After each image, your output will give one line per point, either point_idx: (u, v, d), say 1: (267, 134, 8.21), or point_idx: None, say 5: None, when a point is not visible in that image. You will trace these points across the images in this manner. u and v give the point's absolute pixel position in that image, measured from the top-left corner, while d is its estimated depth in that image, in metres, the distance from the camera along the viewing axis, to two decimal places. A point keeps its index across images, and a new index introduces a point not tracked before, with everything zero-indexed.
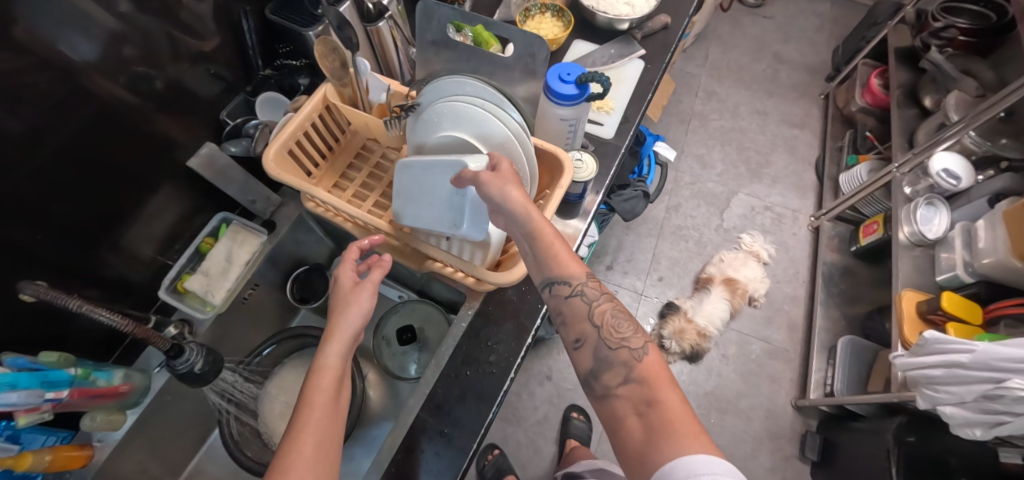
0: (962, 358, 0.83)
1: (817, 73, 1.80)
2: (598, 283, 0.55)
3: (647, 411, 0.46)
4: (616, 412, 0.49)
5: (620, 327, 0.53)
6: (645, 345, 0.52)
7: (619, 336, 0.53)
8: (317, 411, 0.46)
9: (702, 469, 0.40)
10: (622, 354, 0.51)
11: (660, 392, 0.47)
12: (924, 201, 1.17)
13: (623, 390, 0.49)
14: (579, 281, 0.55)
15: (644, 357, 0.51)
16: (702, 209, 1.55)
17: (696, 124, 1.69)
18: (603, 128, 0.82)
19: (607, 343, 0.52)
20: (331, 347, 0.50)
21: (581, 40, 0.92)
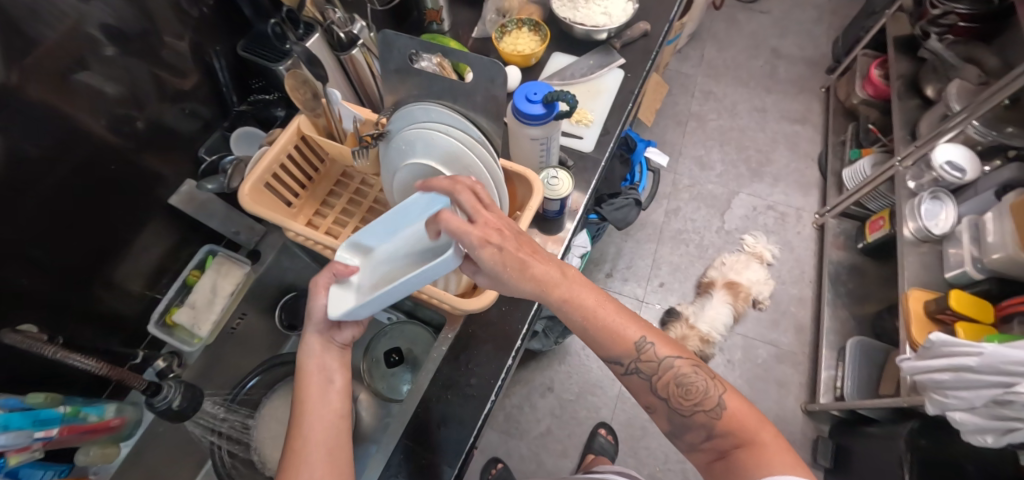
0: (969, 362, 0.80)
1: (817, 67, 1.76)
2: (652, 348, 0.57)
3: (733, 454, 0.54)
4: (707, 461, 0.57)
5: (688, 394, 0.56)
6: (721, 396, 0.56)
7: (688, 402, 0.56)
8: (309, 410, 0.51)
9: None
10: (697, 418, 0.56)
11: (748, 439, 0.53)
12: (929, 195, 1.13)
13: (706, 444, 0.57)
14: (634, 359, 0.57)
15: (723, 413, 0.55)
16: (702, 212, 1.52)
17: (693, 125, 1.67)
18: (582, 141, 0.82)
19: (677, 410, 0.57)
20: (308, 347, 0.53)
21: (560, 53, 0.92)
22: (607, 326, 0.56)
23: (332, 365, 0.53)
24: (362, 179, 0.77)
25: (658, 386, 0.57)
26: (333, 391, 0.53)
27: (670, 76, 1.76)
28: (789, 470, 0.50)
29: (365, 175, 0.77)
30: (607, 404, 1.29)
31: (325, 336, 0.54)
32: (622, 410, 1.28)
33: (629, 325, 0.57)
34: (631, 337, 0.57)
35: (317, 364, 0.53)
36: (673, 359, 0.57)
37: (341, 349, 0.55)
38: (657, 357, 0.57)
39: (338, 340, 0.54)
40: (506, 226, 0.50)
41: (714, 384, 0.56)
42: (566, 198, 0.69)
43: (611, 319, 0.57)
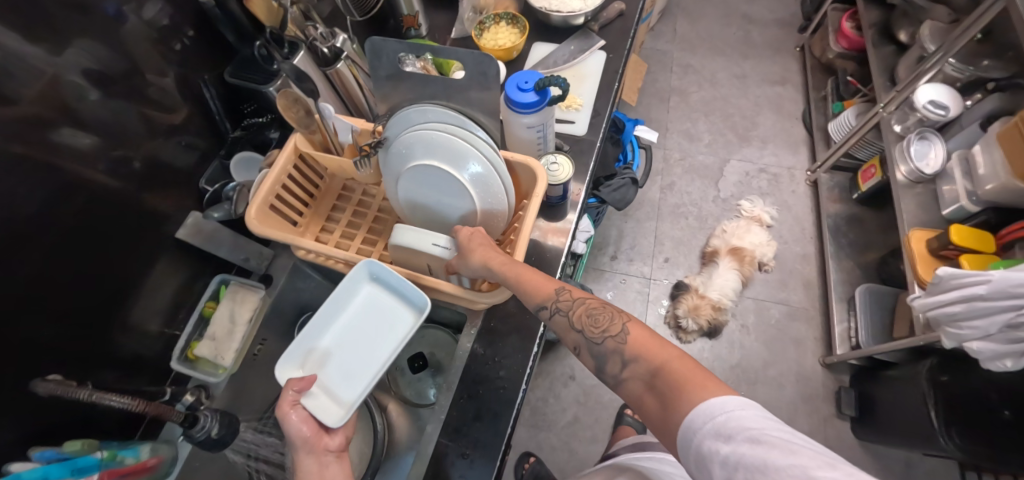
0: (978, 290, 0.81)
1: (789, 27, 1.79)
2: (569, 290, 0.58)
3: (654, 381, 0.48)
4: (633, 394, 0.50)
5: (596, 322, 0.55)
6: (626, 324, 0.53)
7: (598, 330, 0.54)
8: None
9: (718, 411, 0.41)
10: (608, 344, 0.53)
11: (653, 358, 0.49)
12: (917, 138, 1.15)
13: (626, 373, 0.51)
14: (548, 299, 0.57)
15: (628, 336, 0.52)
16: (696, 184, 1.53)
17: (676, 100, 1.68)
18: (575, 126, 0.82)
19: (592, 341, 0.54)
20: (306, 461, 0.52)
21: (540, 42, 0.93)
22: (527, 277, 0.58)
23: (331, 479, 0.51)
24: (363, 190, 0.77)
25: (574, 322, 0.56)
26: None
27: (647, 54, 1.78)
28: (704, 379, 0.45)
29: (366, 186, 0.77)
30: None
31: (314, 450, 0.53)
32: None
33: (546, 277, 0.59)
34: (547, 285, 0.58)
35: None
36: (585, 296, 0.57)
37: (336, 459, 0.54)
38: (572, 298, 0.57)
39: (330, 450, 0.54)
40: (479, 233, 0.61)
41: (618, 314, 0.55)
42: (569, 182, 0.70)
43: (530, 275, 0.58)
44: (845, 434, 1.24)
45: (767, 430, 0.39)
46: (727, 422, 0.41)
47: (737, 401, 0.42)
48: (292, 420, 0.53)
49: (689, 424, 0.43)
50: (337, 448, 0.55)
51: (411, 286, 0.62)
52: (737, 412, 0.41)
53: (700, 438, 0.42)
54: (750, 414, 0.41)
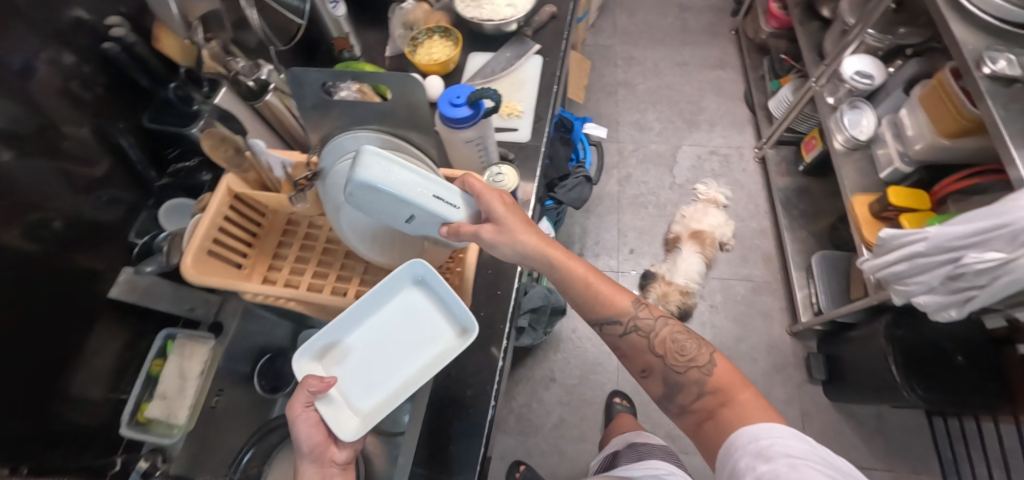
0: (919, 248, 0.86)
1: (722, 12, 1.85)
2: (649, 312, 0.64)
3: (722, 410, 0.57)
4: (695, 421, 0.60)
5: (682, 350, 0.61)
6: (711, 358, 0.60)
7: (682, 358, 0.61)
8: None
9: (764, 435, 0.51)
10: (690, 374, 0.60)
11: (733, 395, 0.57)
12: (848, 108, 1.20)
13: (695, 405, 0.60)
14: (629, 316, 0.64)
15: (712, 371, 0.59)
16: (652, 172, 1.56)
17: (623, 93, 1.71)
18: (518, 132, 0.82)
19: (672, 367, 0.62)
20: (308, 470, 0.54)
21: (476, 52, 0.92)
22: (605, 293, 0.64)
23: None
24: (309, 222, 0.75)
25: (655, 344, 0.63)
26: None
27: (590, 51, 1.80)
28: (768, 420, 0.53)
29: (312, 217, 0.75)
30: (610, 378, 1.31)
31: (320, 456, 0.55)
32: (626, 380, 1.31)
33: (622, 291, 0.64)
34: (625, 302, 0.64)
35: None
36: (667, 321, 0.64)
37: (340, 471, 0.56)
38: (653, 318, 0.64)
39: (336, 463, 0.56)
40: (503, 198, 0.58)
41: (704, 345, 0.61)
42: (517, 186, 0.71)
43: (607, 288, 0.64)
44: (819, 397, 1.28)
45: (803, 457, 0.48)
46: (770, 445, 0.50)
47: (783, 429, 0.52)
48: (303, 421, 0.55)
49: (736, 442, 0.53)
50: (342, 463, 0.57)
51: (463, 307, 0.60)
52: (782, 439, 0.50)
53: (743, 451, 0.51)
54: (793, 443, 0.50)
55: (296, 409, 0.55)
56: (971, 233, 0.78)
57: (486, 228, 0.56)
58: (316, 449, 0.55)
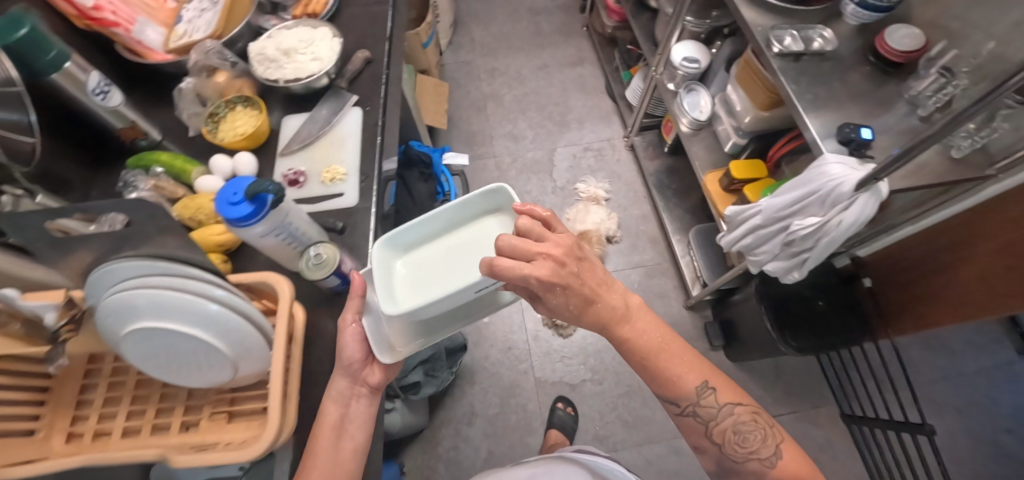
0: (756, 221, 0.91)
1: (571, 10, 1.92)
2: (716, 398, 0.68)
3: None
4: None
5: (745, 439, 0.67)
6: (774, 451, 0.65)
7: (742, 449, 0.67)
8: (317, 461, 0.59)
9: None
10: (750, 464, 0.66)
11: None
12: (686, 91, 1.26)
13: None
14: (691, 402, 0.68)
15: (776, 465, 0.64)
16: (533, 180, 1.58)
17: (492, 106, 1.73)
18: (344, 197, 0.77)
19: (730, 454, 0.68)
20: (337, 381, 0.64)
21: (290, 115, 0.86)
22: (673, 374, 0.68)
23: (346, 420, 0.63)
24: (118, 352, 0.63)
25: (717, 430, 0.68)
26: (344, 443, 0.62)
27: (453, 70, 1.81)
28: None
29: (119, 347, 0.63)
30: (531, 396, 1.31)
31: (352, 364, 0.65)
32: (546, 394, 1.31)
33: (691, 375, 0.68)
34: (691, 387, 0.68)
35: (341, 406, 0.64)
36: (734, 407, 0.67)
37: (369, 392, 0.67)
38: (720, 404, 0.68)
39: (367, 385, 0.67)
40: (568, 261, 0.67)
41: (771, 437, 0.66)
42: (341, 258, 0.67)
43: (673, 368, 0.68)
44: (722, 362, 1.36)
45: None
46: None
47: None
48: (350, 332, 0.64)
49: None
50: (370, 386, 0.68)
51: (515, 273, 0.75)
52: None
53: None
54: None
55: (345, 325, 0.65)
56: (790, 203, 0.83)
57: (542, 307, 0.69)
58: (354, 365, 0.64)
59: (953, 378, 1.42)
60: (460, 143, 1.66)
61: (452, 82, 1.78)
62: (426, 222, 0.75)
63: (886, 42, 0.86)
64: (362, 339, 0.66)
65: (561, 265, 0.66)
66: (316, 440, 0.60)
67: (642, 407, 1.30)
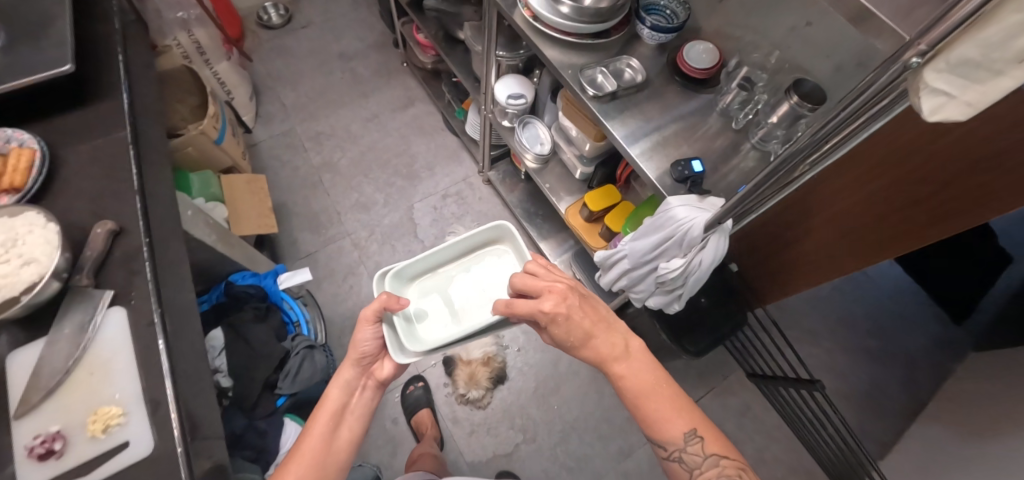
0: (626, 264, 0.89)
1: (385, 48, 1.80)
2: (700, 446, 0.63)
3: None
4: None
5: None
6: None
7: None
8: (308, 446, 0.70)
9: None
10: None
11: None
12: (521, 127, 1.21)
13: None
14: (677, 447, 0.64)
15: None
16: (400, 248, 1.47)
17: (329, 177, 1.56)
18: (132, 447, 0.57)
19: None
20: (346, 372, 0.77)
21: (13, 351, 0.60)
22: (658, 412, 0.66)
23: (346, 411, 0.75)
24: None
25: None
26: (340, 432, 0.73)
27: (272, 148, 1.60)
28: None
29: None
30: None
31: (358, 362, 0.77)
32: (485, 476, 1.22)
33: (680, 418, 0.65)
34: (676, 431, 0.65)
35: (345, 395, 0.76)
36: (720, 457, 0.62)
37: (374, 386, 0.79)
38: (702, 453, 0.63)
39: (374, 378, 0.80)
40: (572, 296, 0.72)
41: None
42: None
43: (659, 411, 0.66)
44: None
45: None
46: None
47: None
48: (366, 333, 0.76)
49: None
50: (375, 380, 0.80)
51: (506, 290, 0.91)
52: None
53: None
54: None
55: (363, 325, 0.75)
56: (651, 247, 0.81)
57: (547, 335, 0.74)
58: (368, 357, 0.78)
59: (813, 301, 1.63)
60: (306, 230, 1.47)
61: (275, 162, 1.57)
62: (433, 258, 0.89)
63: (685, 60, 0.85)
64: (380, 340, 0.77)
65: (566, 298, 0.71)
66: (320, 417, 0.73)
67: (581, 446, 1.28)
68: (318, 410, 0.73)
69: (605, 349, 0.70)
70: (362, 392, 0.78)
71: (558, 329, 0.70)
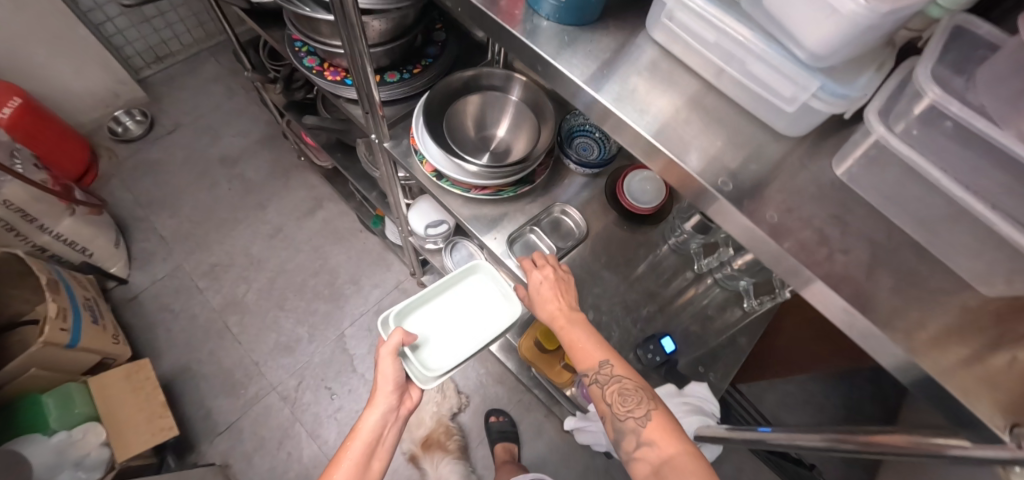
0: None
1: (276, 144, 1.56)
2: (612, 365, 0.54)
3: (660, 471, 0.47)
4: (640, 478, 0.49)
5: (627, 403, 0.52)
6: (649, 412, 0.51)
7: (622, 408, 0.52)
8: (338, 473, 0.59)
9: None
10: (630, 424, 0.51)
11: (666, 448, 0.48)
12: (450, 253, 1.02)
13: (637, 456, 0.50)
14: (591, 368, 0.55)
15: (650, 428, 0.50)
16: (337, 388, 1.26)
17: (236, 319, 1.32)
18: None
19: (617, 417, 0.53)
20: (373, 410, 0.63)
21: None
22: (576, 341, 0.57)
23: (382, 437, 0.64)
24: None
25: (606, 398, 0.53)
26: (373, 466, 0.62)
27: (158, 296, 1.32)
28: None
29: None
30: None
31: (397, 387, 0.64)
32: None
33: (597, 342, 0.56)
34: (591, 353, 0.56)
35: (379, 426, 0.63)
36: (625, 375, 0.54)
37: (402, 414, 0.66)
38: (611, 373, 0.54)
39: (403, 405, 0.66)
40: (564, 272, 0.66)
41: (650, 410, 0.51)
42: None
43: (577, 337, 0.57)
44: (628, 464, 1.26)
45: None
46: None
47: None
48: (388, 364, 0.64)
49: None
50: (409, 407, 0.67)
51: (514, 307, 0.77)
52: None
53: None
54: None
55: (383, 358, 0.64)
56: None
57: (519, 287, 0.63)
58: (396, 391, 0.64)
59: None
60: (219, 394, 1.23)
61: (165, 313, 1.30)
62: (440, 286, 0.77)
63: (626, 192, 0.72)
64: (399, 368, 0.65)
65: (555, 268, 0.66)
66: (350, 449, 0.61)
67: None
68: (350, 440, 0.61)
69: (544, 296, 0.61)
70: (397, 419, 0.65)
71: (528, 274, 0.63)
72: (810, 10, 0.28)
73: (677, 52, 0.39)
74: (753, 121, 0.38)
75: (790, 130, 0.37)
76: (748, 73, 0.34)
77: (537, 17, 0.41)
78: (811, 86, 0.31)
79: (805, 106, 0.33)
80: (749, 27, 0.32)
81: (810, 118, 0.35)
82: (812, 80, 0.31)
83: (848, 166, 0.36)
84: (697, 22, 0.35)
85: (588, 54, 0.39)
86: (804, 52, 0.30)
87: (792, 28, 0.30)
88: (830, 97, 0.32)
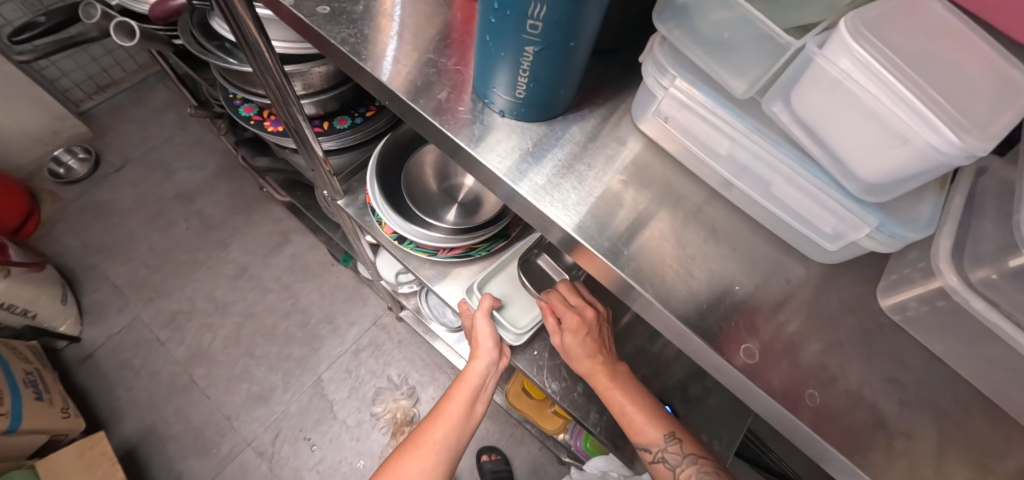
0: None
1: (237, 176, 1.46)
2: (680, 442, 0.49)
3: None
4: None
5: None
6: None
7: None
8: (444, 421, 0.56)
9: None
10: None
11: None
12: (425, 298, 0.93)
13: None
14: (657, 446, 0.49)
15: None
16: (319, 438, 1.18)
17: (203, 372, 1.22)
18: None
19: None
20: (479, 361, 0.60)
21: None
22: (635, 409, 0.51)
23: (485, 386, 0.61)
24: None
25: None
26: (476, 409, 0.60)
27: (116, 353, 1.22)
28: None
29: None
30: None
31: (496, 350, 0.61)
32: None
33: (656, 414, 0.51)
34: (653, 427, 0.50)
35: (484, 375, 0.61)
36: (699, 454, 0.49)
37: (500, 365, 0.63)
38: (681, 451, 0.49)
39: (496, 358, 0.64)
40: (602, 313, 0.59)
41: None
42: None
43: (634, 408, 0.51)
44: None
45: None
46: None
47: None
48: (484, 325, 0.61)
49: None
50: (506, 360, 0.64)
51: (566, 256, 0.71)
52: None
53: None
54: None
55: (478, 320, 0.61)
56: None
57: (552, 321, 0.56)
58: (495, 347, 0.61)
59: None
60: (190, 455, 1.14)
61: (125, 371, 1.21)
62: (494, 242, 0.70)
63: None
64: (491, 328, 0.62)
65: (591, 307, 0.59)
66: (453, 395, 0.59)
67: None
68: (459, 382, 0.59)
69: (581, 349, 0.54)
70: (499, 372, 0.63)
71: (559, 309, 0.56)
72: (867, 142, 0.23)
73: (669, 149, 0.34)
74: (760, 234, 0.33)
75: (825, 259, 0.32)
76: (773, 195, 0.29)
77: (488, 112, 0.34)
78: (865, 225, 0.27)
79: (856, 246, 0.29)
80: (777, 145, 0.28)
81: (851, 250, 0.30)
82: (867, 218, 0.27)
83: (900, 300, 0.31)
84: (707, 129, 0.30)
85: (531, 146, 0.33)
86: (853, 183, 0.26)
87: (841, 156, 0.25)
88: (887, 237, 0.28)
